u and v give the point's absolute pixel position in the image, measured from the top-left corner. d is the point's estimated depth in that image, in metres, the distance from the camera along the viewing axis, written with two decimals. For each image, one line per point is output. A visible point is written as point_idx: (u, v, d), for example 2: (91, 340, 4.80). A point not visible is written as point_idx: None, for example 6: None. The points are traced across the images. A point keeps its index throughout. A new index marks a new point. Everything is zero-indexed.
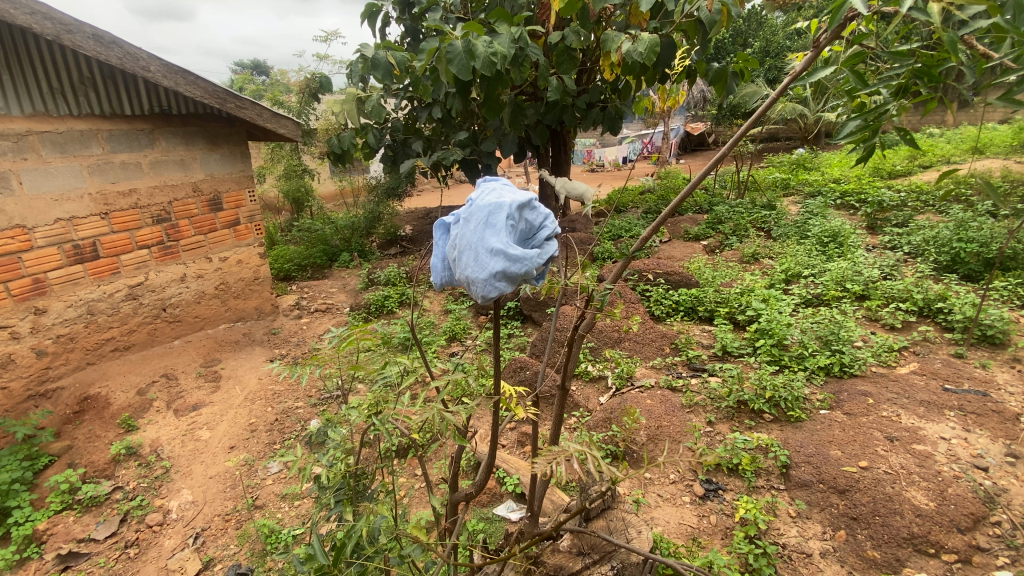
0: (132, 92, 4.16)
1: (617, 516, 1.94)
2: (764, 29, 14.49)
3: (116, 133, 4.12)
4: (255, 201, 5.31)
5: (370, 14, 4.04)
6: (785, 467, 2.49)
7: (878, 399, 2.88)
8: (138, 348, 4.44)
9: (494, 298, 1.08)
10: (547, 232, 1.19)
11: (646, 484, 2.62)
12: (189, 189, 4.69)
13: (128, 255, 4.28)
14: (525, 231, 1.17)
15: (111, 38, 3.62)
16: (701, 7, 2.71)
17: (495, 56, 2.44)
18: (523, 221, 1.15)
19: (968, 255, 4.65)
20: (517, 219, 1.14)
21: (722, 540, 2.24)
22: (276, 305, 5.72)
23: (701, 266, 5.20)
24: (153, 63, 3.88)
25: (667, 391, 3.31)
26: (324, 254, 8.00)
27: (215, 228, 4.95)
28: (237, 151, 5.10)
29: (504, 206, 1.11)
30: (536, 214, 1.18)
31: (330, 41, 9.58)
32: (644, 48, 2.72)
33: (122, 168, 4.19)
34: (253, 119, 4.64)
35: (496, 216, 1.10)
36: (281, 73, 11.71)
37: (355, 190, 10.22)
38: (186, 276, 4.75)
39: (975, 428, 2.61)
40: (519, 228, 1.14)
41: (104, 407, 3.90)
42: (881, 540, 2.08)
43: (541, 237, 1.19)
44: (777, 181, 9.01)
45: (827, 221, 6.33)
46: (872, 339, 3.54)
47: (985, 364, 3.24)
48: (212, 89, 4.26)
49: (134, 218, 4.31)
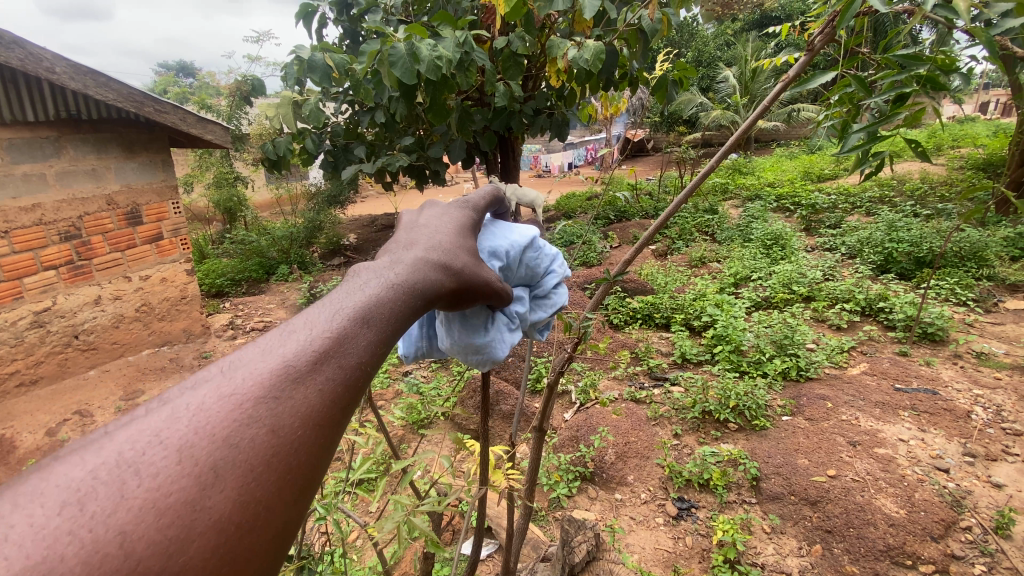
0: (36, 97, 3.62)
1: (604, 568, 1.78)
2: (698, 39, 15.04)
3: (17, 143, 3.62)
4: (180, 214, 4.74)
5: (303, 15, 3.72)
6: (755, 480, 2.46)
7: (836, 403, 2.91)
8: (47, 381, 3.94)
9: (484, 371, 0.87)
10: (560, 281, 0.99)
11: (617, 506, 2.51)
12: (102, 202, 4.17)
13: (32, 278, 3.78)
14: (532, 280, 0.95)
15: (11, 38, 3.13)
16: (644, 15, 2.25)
17: (442, 59, 2.21)
18: (532, 268, 0.93)
19: (899, 255, 4.94)
20: (521, 265, 0.92)
21: (700, 563, 2.15)
22: (207, 326, 5.20)
23: (653, 272, 5.22)
24: (58, 64, 3.40)
25: (632, 404, 3.22)
26: (261, 267, 7.51)
27: (134, 244, 4.43)
28: (159, 159, 4.58)
29: (496, 258, 0.86)
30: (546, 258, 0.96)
31: (260, 42, 9.02)
32: (590, 55, 2.20)
33: (23, 182, 3.69)
34: (176, 124, 4.21)
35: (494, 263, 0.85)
36: (207, 74, 10.91)
37: (293, 199, 9.69)
38: (102, 299, 4.22)
39: (930, 427, 2.68)
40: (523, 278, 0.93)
41: (9, 450, 3.54)
42: (858, 553, 2.04)
43: (547, 284, 0.96)
44: (716, 186, 9.32)
45: (768, 224, 6.57)
46: (823, 341, 3.63)
47: (928, 362, 3.37)
48: (128, 92, 3.82)
49: (39, 236, 3.80)
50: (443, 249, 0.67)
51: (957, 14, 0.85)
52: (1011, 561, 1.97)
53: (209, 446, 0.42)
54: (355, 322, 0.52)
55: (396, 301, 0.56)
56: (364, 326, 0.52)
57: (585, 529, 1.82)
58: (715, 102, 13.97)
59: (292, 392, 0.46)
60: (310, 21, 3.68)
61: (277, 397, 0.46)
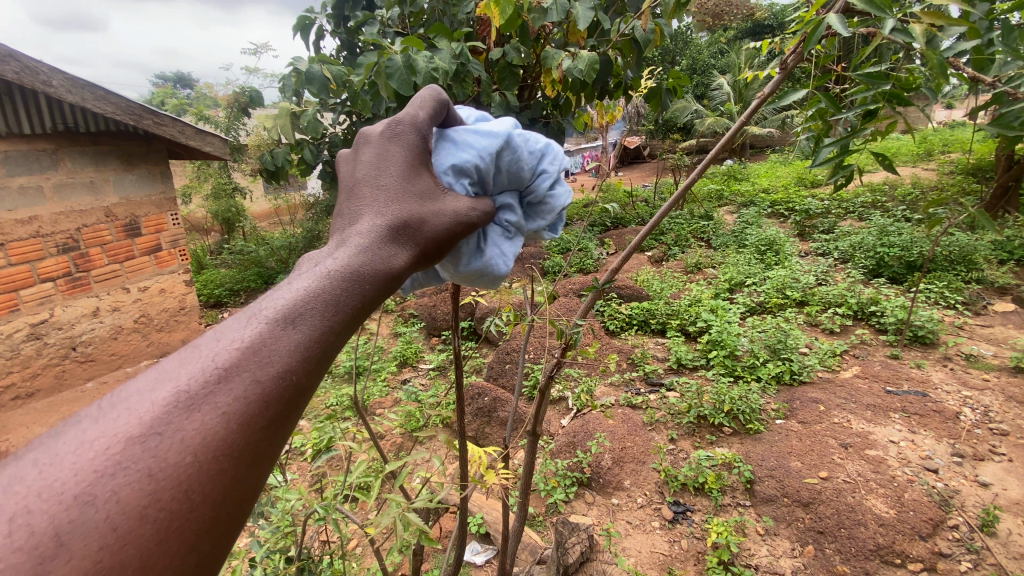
0: (32, 110, 3.66)
1: (597, 568, 1.83)
2: (692, 47, 15.20)
3: (13, 155, 3.66)
4: (179, 224, 4.82)
5: (304, 28, 3.77)
6: (749, 483, 2.50)
7: (828, 406, 2.96)
8: (44, 394, 3.96)
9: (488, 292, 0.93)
10: (556, 176, 0.96)
11: (614, 511, 2.54)
12: (100, 214, 4.22)
13: (28, 290, 3.81)
14: (524, 185, 0.92)
15: (7, 51, 3.19)
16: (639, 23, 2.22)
17: (438, 71, 2.30)
18: (520, 173, 0.89)
19: (891, 259, 5.01)
20: (506, 173, 0.88)
21: (696, 566, 2.18)
22: (205, 336, 5.24)
23: (649, 278, 5.28)
24: (55, 77, 3.45)
25: (628, 409, 3.26)
26: (259, 277, 7.56)
27: (132, 255, 4.46)
28: (157, 171, 4.63)
29: (471, 174, 0.82)
30: (535, 157, 0.92)
31: (259, 55, 9.12)
32: (583, 65, 2.30)
33: (20, 194, 3.73)
34: (174, 136, 4.26)
35: (467, 181, 0.82)
36: (206, 86, 10.99)
37: (291, 209, 9.77)
38: (100, 310, 4.25)
39: (919, 429, 2.73)
40: (512, 185, 0.91)
41: None
42: (849, 553, 2.09)
43: (539, 182, 0.93)
44: (711, 192, 9.41)
45: (762, 230, 6.65)
46: (816, 345, 3.69)
47: (919, 364, 3.43)
48: (126, 104, 3.87)
49: (36, 249, 3.83)
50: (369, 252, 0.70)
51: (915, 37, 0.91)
52: (996, 558, 2.02)
53: (97, 486, 0.51)
54: (268, 332, 0.61)
55: (299, 328, 0.63)
56: (262, 359, 0.59)
57: (579, 531, 1.85)
58: (710, 109, 14.12)
59: (196, 416, 0.55)
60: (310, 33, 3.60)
61: (166, 435, 0.54)
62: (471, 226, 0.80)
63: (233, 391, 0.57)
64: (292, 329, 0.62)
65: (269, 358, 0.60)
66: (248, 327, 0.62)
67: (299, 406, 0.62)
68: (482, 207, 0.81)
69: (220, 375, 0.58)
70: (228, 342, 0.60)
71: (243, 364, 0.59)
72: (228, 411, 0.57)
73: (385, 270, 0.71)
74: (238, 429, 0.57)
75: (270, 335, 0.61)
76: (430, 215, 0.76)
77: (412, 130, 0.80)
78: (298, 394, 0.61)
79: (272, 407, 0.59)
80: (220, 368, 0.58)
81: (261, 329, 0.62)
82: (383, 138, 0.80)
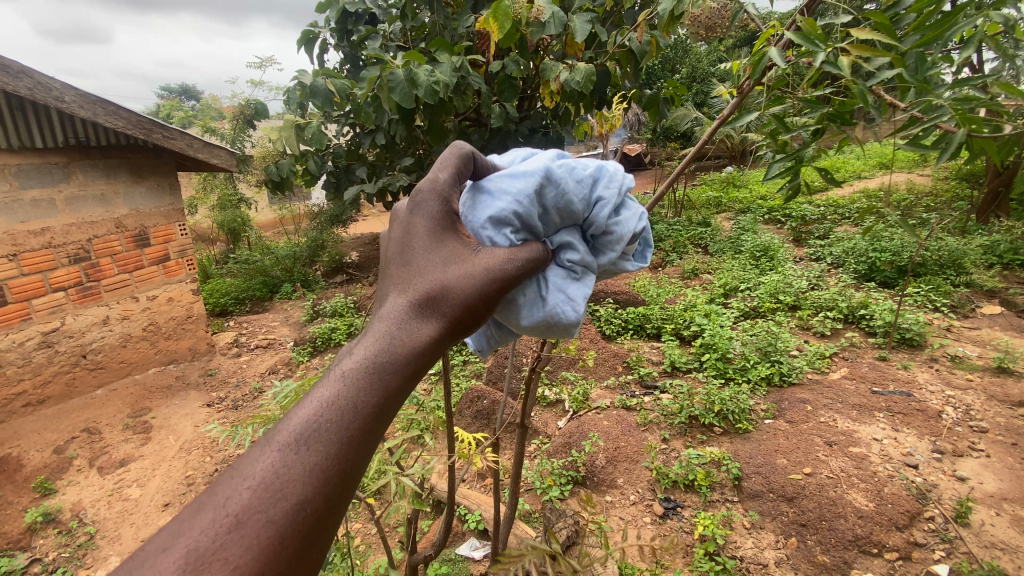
0: (45, 124, 3.85)
1: (582, 551, 2.02)
2: (691, 56, 15.37)
3: (27, 168, 3.81)
4: (187, 235, 4.96)
5: (305, 40, 3.62)
6: (737, 479, 2.59)
7: (815, 406, 3.07)
8: (54, 401, 4.09)
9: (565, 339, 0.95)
10: (614, 201, 0.95)
11: (607, 508, 2.63)
12: (111, 225, 4.37)
13: (40, 299, 3.95)
14: (579, 219, 0.93)
15: (21, 68, 3.37)
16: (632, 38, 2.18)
17: (439, 85, 2.16)
18: (570, 207, 0.91)
19: (883, 264, 5.11)
20: (556, 212, 0.91)
21: (684, 558, 2.28)
22: (212, 344, 5.37)
23: (646, 284, 5.38)
24: (67, 93, 3.63)
25: (623, 411, 3.36)
26: (264, 286, 7.71)
27: (141, 265, 4.61)
28: (166, 183, 4.78)
29: (517, 225, 0.87)
30: (584, 187, 0.93)
31: (263, 68, 9.31)
32: (582, 77, 2.15)
33: (33, 207, 3.88)
34: (182, 149, 4.40)
35: (511, 231, 0.87)
36: (212, 98, 11.22)
37: (296, 219, 9.94)
38: (110, 319, 4.39)
39: (903, 427, 2.88)
40: (565, 225, 0.93)
41: (16, 469, 3.67)
42: (829, 544, 2.20)
43: (599, 211, 0.93)
44: (710, 199, 9.52)
45: (758, 236, 6.75)
46: (806, 348, 3.80)
47: (906, 366, 3.55)
48: (136, 119, 4.03)
49: (48, 259, 3.98)
50: (384, 349, 0.73)
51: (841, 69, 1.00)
52: (968, 546, 2.20)
53: None
54: (284, 455, 0.66)
55: (319, 441, 0.67)
56: (288, 475, 0.64)
57: (567, 518, 2.21)
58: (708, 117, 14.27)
59: (237, 540, 0.61)
60: (312, 46, 3.60)
61: (215, 566, 0.60)
62: (517, 278, 0.84)
63: (257, 522, 0.62)
64: (307, 450, 0.66)
65: (287, 484, 0.64)
66: (264, 456, 0.66)
67: (329, 515, 0.67)
68: (528, 258, 0.85)
69: (242, 511, 0.62)
70: (246, 476, 0.65)
71: (265, 496, 0.63)
72: (255, 546, 0.61)
73: (405, 359, 0.74)
74: (275, 550, 0.62)
75: (287, 461, 0.65)
76: (455, 287, 0.80)
77: (433, 199, 0.87)
78: (325, 506, 0.66)
79: (299, 530, 0.64)
80: (242, 505, 0.63)
81: (277, 456, 0.66)
82: (408, 213, 0.88)
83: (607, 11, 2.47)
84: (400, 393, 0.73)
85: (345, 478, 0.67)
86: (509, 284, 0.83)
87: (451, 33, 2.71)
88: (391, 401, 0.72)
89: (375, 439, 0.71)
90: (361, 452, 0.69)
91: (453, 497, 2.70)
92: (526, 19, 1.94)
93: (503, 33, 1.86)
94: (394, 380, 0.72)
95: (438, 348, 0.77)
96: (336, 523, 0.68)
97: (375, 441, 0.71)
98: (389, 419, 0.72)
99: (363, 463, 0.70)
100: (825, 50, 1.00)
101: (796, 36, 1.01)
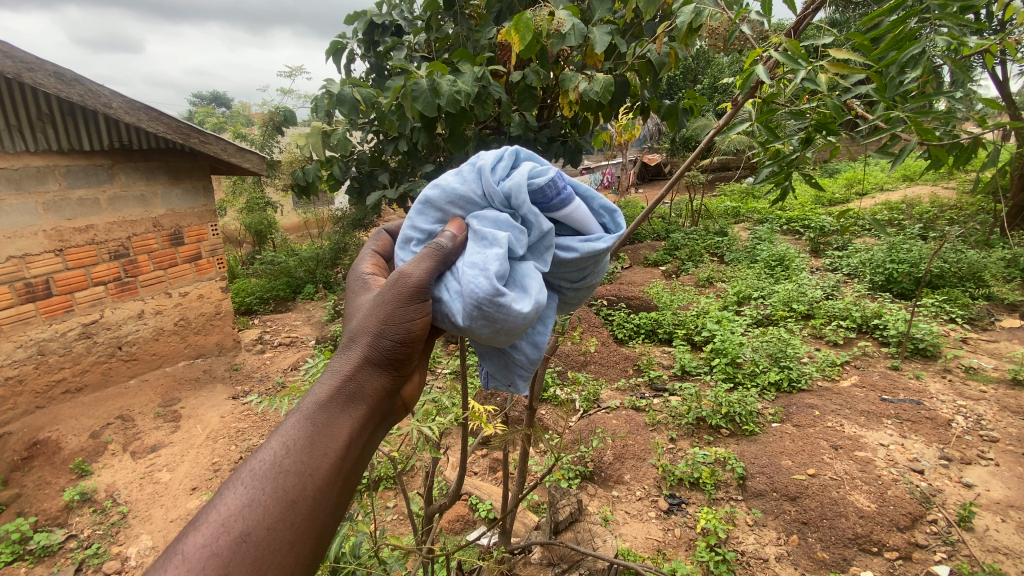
0: (91, 128, 4.09)
1: (583, 527, 2.21)
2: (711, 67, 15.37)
3: (74, 169, 4.07)
4: (218, 235, 5.23)
5: (332, 50, 3.78)
6: (742, 478, 2.82)
7: (823, 411, 3.30)
8: (90, 389, 4.32)
9: (517, 315, 0.92)
10: (501, 166, 1.05)
11: (614, 501, 2.80)
12: (149, 225, 4.63)
13: (82, 292, 4.19)
14: (473, 198, 1.05)
15: (73, 76, 3.63)
16: (651, 50, 2.20)
17: (461, 94, 2.24)
18: (458, 197, 1.06)
19: (901, 275, 5.13)
20: (452, 208, 1.07)
21: (686, 550, 2.47)
22: (237, 340, 5.61)
23: (660, 290, 5.48)
24: (114, 100, 3.88)
25: (631, 411, 3.51)
26: (288, 287, 8.01)
27: (175, 263, 4.86)
28: (200, 185, 5.05)
29: (418, 237, 1.08)
30: (466, 174, 1.07)
31: (294, 77, 9.67)
32: (601, 87, 2.13)
33: (79, 205, 4.13)
34: (217, 153, 4.63)
35: (415, 243, 1.08)
36: (243, 104, 11.69)
37: (319, 221, 10.27)
38: (144, 313, 4.65)
39: (911, 434, 3.08)
40: (469, 213, 1.06)
41: (54, 452, 3.85)
42: (829, 541, 2.44)
43: (489, 179, 1.03)
44: (728, 209, 9.55)
45: (774, 245, 6.78)
46: (816, 356, 3.95)
47: (918, 375, 3.72)
48: (175, 124, 4.27)
49: (90, 255, 4.22)
50: (316, 395, 0.95)
51: (815, 85, 1.23)
52: (969, 549, 2.38)
53: None
54: (237, 492, 0.84)
55: (264, 469, 0.86)
56: (242, 502, 0.83)
57: (569, 496, 2.29)
58: None
59: (207, 560, 0.78)
60: (340, 56, 3.77)
61: None
62: (417, 275, 0.96)
63: (206, 553, 0.78)
64: (247, 487, 0.85)
65: (231, 519, 0.82)
66: (214, 505, 0.84)
67: (272, 540, 0.82)
68: (422, 252, 0.99)
69: (195, 548, 0.79)
70: (198, 524, 0.82)
71: (214, 532, 0.81)
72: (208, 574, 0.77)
73: (328, 397, 0.95)
74: (239, 556, 0.79)
75: (232, 500, 0.83)
76: (362, 329, 1.00)
77: (354, 278, 1.18)
78: (275, 517, 0.83)
79: (245, 554, 0.80)
80: (195, 543, 0.79)
81: (227, 498, 0.84)
82: (346, 309, 1.13)
83: (627, 20, 2.49)
84: (327, 428, 0.92)
85: (282, 504, 0.84)
86: (417, 289, 0.96)
87: (475, 43, 2.79)
88: (316, 435, 0.91)
89: (307, 467, 0.88)
90: (294, 480, 0.86)
91: (465, 488, 2.82)
92: (547, 31, 2.03)
93: (524, 44, 1.96)
94: (318, 417, 0.93)
95: (364, 379, 0.97)
96: (282, 550, 0.82)
97: (308, 469, 0.88)
98: (319, 451, 0.90)
99: (301, 492, 0.86)
100: (806, 66, 1.23)
101: (782, 56, 1.24)
